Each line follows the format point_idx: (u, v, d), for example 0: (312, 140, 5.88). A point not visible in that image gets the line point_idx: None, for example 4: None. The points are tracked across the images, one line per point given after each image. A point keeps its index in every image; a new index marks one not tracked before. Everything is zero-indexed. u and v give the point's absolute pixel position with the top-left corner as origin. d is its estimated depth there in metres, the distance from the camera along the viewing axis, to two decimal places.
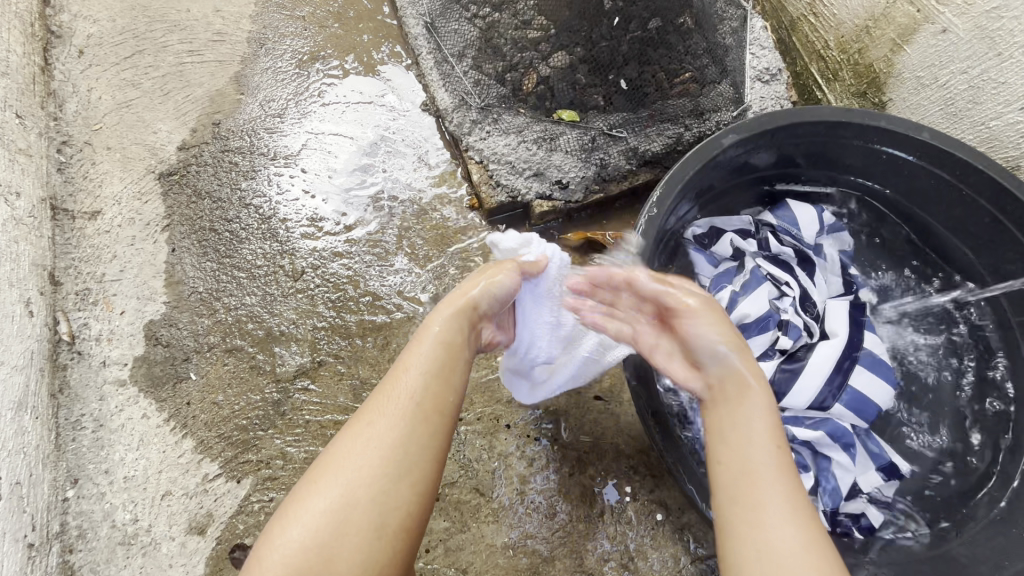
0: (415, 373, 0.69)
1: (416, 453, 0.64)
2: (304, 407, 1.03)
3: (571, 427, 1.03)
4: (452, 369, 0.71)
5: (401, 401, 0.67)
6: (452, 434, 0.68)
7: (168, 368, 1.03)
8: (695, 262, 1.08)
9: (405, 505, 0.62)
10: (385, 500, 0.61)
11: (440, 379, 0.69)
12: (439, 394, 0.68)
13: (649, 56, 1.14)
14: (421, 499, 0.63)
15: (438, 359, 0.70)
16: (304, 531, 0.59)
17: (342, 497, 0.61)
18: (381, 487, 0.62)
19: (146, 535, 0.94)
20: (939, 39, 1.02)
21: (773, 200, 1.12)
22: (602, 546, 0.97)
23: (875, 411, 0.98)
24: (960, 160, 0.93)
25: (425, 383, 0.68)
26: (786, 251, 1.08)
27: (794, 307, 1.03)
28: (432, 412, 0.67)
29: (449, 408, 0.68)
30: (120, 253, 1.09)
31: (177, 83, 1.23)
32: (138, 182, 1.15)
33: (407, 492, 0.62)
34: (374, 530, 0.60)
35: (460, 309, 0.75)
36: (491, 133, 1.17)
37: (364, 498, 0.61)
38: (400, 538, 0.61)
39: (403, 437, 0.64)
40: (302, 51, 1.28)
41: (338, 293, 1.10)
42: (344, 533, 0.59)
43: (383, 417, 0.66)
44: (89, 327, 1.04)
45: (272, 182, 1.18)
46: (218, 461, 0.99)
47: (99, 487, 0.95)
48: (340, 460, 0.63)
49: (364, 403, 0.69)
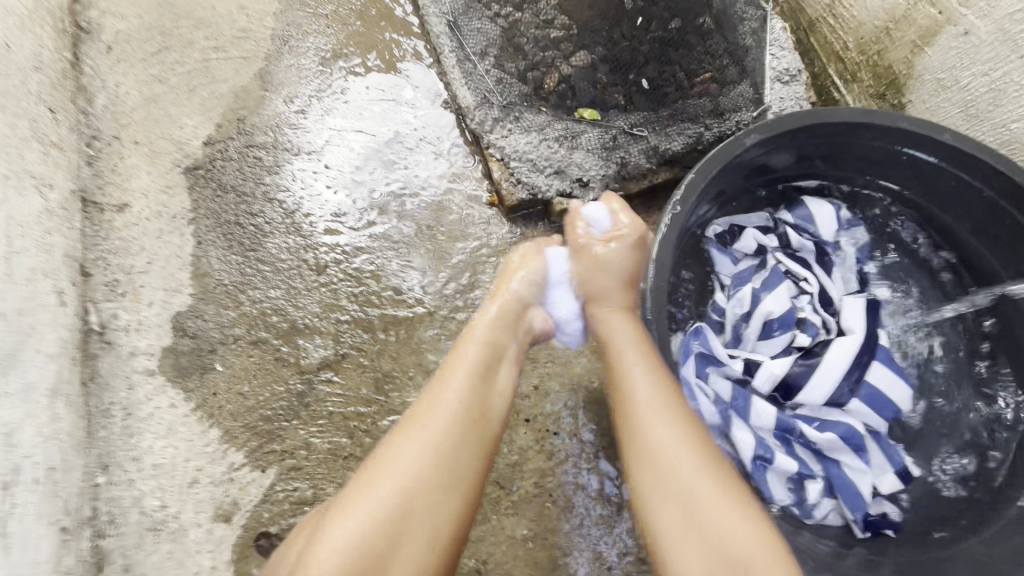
0: (463, 378, 0.79)
1: (461, 459, 0.73)
2: (327, 399, 1.05)
3: (590, 422, 1.04)
4: (495, 377, 0.82)
5: (450, 406, 0.75)
6: (495, 439, 0.78)
7: (194, 359, 1.05)
8: (716, 260, 1.09)
9: (452, 514, 0.70)
10: (437, 509, 0.69)
11: (482, 386, 0.79)
12: (485, 403, 0.78)
13: (670, 56, 1.17)
14: (467, 506, 0.72)
15: (482, 365, 0.82)
16: (350, 535, 0.65)
17: (393, 502, 0.67)
18: (429, 495, 0.69)
19: (174, 521, 0.96)
20: (962, 41, 1.03)
21: (790, 200, 1.12)
22: (620, 541, 0.99)
23: (891, 408, 0.99)
24: (981, 161, 0.93)
25: (469, 389, 0.78)
26: (806, 247, 1.08)
27: (812, 305, 1.04)
28: (479, 419, 0.76)
29: (492, 417, 0.78)
30: (148, 246, 1.11)
31: (203, 79, 1.24)
32: (165, 176, 1.17)
33: (457, 499, 0.71)
34: (423, 541, 0.68)
35: (510, 299, 0.92)
36: (512, 131, 1.18)
37: (414, 507, 0.68)
38: (445, 544, 0.70)
39: (452, 444, 0.72)
40: (325, 49, 1.29)
41: (360, 287, 1.12)
42: (394, 540, 0.66)
43: (435, 422, 0.74)
44: (118, 318, 1.06)
45: (296, 177, 1.20)
46: (244, 450, 1.01)
47: (128, 473, 0.98)
48: (392, 466, 0.70)
49: (414, 408, 0.76)
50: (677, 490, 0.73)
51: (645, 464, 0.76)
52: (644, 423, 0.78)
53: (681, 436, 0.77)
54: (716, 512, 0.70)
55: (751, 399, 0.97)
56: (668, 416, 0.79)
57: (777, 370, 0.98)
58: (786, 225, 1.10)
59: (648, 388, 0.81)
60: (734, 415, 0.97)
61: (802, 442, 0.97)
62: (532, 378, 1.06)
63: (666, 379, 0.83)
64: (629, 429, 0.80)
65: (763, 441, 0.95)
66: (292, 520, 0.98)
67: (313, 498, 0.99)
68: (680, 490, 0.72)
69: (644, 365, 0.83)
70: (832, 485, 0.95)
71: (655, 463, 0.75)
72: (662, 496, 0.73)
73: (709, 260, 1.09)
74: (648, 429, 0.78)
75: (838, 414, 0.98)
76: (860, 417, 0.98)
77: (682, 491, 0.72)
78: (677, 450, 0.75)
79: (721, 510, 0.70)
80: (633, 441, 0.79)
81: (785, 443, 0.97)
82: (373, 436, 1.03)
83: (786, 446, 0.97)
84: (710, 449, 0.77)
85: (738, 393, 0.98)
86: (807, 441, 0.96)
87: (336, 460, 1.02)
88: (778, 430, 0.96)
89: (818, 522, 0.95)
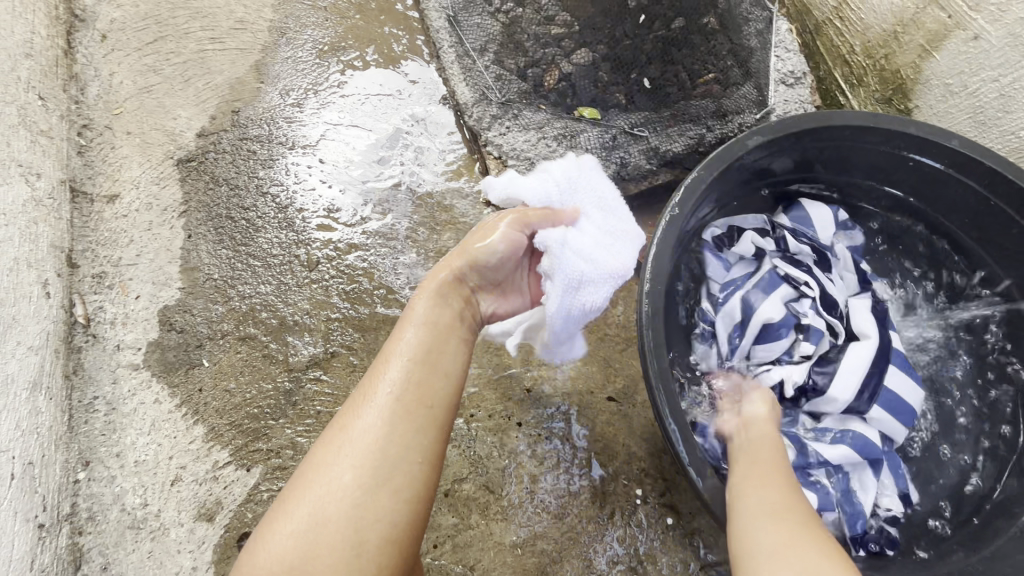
0: (398, 365, 0.69)
1: (395, 461, 0.63)
2: (315, 398, 1.03)
3: (583, 426, 1.02)
4: (440, 359, 0.71)
5: (384, 399, 0.66)
6: (442, 427, 0.68)
7: (181, 354, 1.03)
8: (710, 266, 1.04)
9: (388, 514, 0.61)
10: (364, 512, 0.60)
11: (423, 370, 0.69)
12: (423, 389, 0.68)
13: (673, 55, 1.16)
14: (403, 506, 0.63)
15: (423, 348, 0.71)
16: (279, 546, 0.59)
17: (317, 508, 0.60)
18: (358, 499, 0.61)
19: (155, 520, 0.94)
20: (971, 45, 1.01)
21: (785, 201, 1.10)
22: (611, 548, 0.96)
23: (912, 413, 0.96)
24: (988, 168, 0.91)
25: (406, 376, 0.68)
26: (804, 250, 1.05)
27: (815, 309, 1.00)
28: (415, 407, 0.67)
29: (434, 402, 0.68)
30: (136, 238, 1.09)
31: (198, 70, 1.22)
32: (157, 167, 1.15)
33: (388, 499, 0.62)
34: (351, 547, 0.59)
35: (464, 272, 0.79)
36: (510, 128, 1.15)
37: (338, 513, 0.60)
38: (385, 549, 0.61)
39: (383, 441, 0.64)
40: (323, 41, 1.27)
41: (352, 285, 1.10)
42: (317, 550, 0.58)
43: (362, 421, 0.65)
44: (104, 311, 1.04)
45: (290, 171, 1.17)
46: (229, 449, 0.99)
47: (109, 470, 0.95)
48: (316, 476, 0.63)
49: (344, 410, 0.68)
50: (769, 511, 0.70)
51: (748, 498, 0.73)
52: (754, 481, 0.76)
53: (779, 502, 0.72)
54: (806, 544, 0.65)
55: None
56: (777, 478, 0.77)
57: (795, 376, 0.97)
58: (784, 229, 1.06)
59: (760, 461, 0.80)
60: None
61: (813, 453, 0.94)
62: (526, 380, 1.04)
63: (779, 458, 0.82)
64: (738, 484, 0.77)
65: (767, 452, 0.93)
66: None
67: None
68: (775, 519, 0.69)
69: (772, 451, 0.82)
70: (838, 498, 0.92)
71: (759, 502, 0.72)
72: (763, 523, 0.69)
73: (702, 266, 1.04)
74: (751, 492, 0.74)
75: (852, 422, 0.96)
76: (880, 424, 0.96)
77: (777, 522, 0.68)
78: (775, 494, 0.73)
79: (792, 551, 0.64)
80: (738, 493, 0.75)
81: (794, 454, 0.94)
82: None
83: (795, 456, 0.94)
84: (799, 507, 0.72)
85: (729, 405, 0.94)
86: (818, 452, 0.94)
87: None
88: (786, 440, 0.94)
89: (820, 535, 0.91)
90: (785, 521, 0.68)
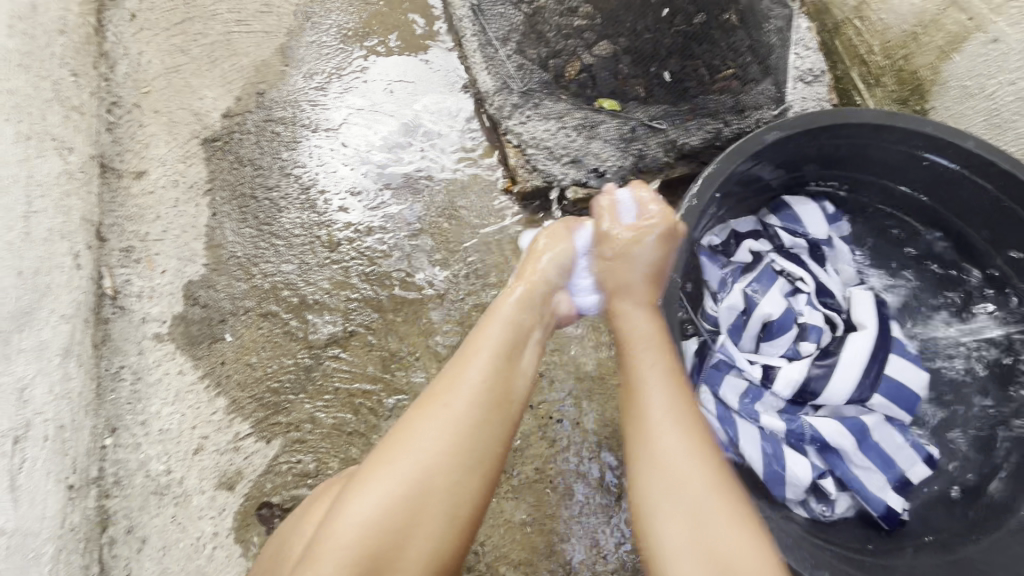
0: (483, 360, 0.76)
1: (482, 441, 0.71)
2: (334, 374, 1.06)
3: (594, 412, 1.04)
4: (517, 360, 0.79)
5: (473, 388, 0.73)
6: (517, 421, 0.75)
7: (204, 328, 1.06)
8: (706, 269, 1.06)
9: (473, 495, 0.69)
10: (457, 489, 0.68)
11: (506, 365, 0.77)
12: (508, 384, 0.76)
13: (693, 50, 1.16)
14: (485, 487, 0.71)
15: (506, 343, 0.79)
16: (370, 508, 0.66)
17: (416, 478, 0.67)
18: (452, 475, 0.68)
19: (178, 486, 0.98)
20: (990, 47, 1.06)
21: (775, 200, 1.10)
22: (619, 530, 0.99)
23: (911, 399, 0.99)
24: (1006, 170, 0.91)
25: (493, 369, 0.75)
26: (799, 244, 1.09)
27: (810, 304, 1.05)
28: (501, 401, 0.74)
29: (515, 399, 0.75)
30: (163, 214, 1.12)
31: (224, 52, 1.24)
32: (183, 146, 1.17)
33: (478, 480, 0.70)
34: (445, 518, 0.67)
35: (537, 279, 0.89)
36: (531, 117, 1.18)
37: (437, 485, 0.68)
38: (466, 527, 0.69)
39: (474, 424, 0.71)
40: (347, 27, 1.29)
41: (372, 267, 1.12)
42: (416, 517, 0.66)
43: (455, 401, 0.72)
44: (132, 284, 1.07)
45: (313, 154, 1.20)
46: (249, 421, 1.02)
47: (135, 437, 0.99)
48: (409, 447, 0.69)
49: (427, 390, 0.74)
50: (670, 495, 0.69)
51: (653, 477, 0.71)
52: (653, 442, 0.73)
53: (726, 518, 0.68)
54: (700, 517, 0.68)
55: (758, 412, 0.97)
56: (679, 427, 0.74)
57: (795, 375, 0.98)
58: (776, 227, 1.09)
59: (683, 455, 0.71)
60: (742, 421, 0.96)
61: (819, 445, 0.97)
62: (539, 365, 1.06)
63: (697, 439, 0.73)
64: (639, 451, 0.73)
65: (776, 449, 0.95)
66: (294, 492, 0.99)
67: (315, 472, 1.01)
68: (681, 499, 0.69)
69: (667, 394, 0.76)
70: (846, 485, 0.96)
71: (659, 474, 0.71)
72: (669, 502, 0.69)
73: (699, 269, 1.06)
74: (695, 515, 0.68)
75: (858, 410, 0.99)
76: (882, 410, 0.99)
77: (688, 507, 0.68)
78: (677, 453, 0.71)
79: (702, 526, 0.67)
80: (659, 488, 0.70)
81: (798, 447, 0.97)
82: (378, 415, 1.04)
83: (796, 449, 0.97)
84: (712, 462, 0.72)
85: (739, 404, 0.97)
86: (823, 444, 0.96)
87: (340, 435, 1.03)
88: (790, 434, 0.97)
89: (836, 517, 0.96)
90: (694, 494, 0.69)
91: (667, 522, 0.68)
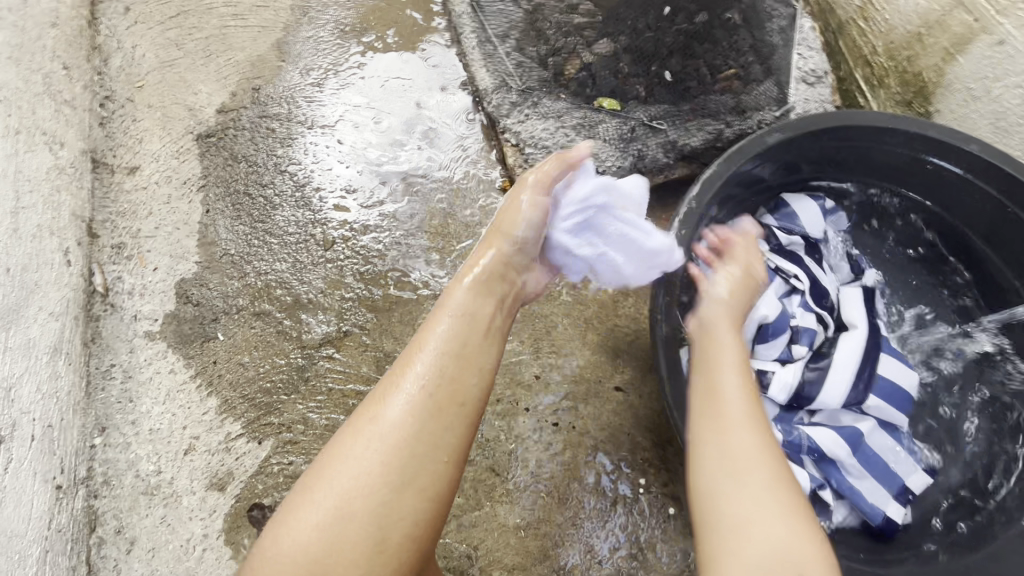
0: (428, 357, 0.68)
1: (425, 450, 0.63)
2: (327, 374, 1.04)
3: (589, 415, 1.03)
4: (471, 353, 0.70)
5: (414, 389, 0.65)
6: (472, 425, 0.67)
7: (196, 327, 1.05)
8: None
9: (412, 514, 0.62)
10: (388, 511, 0.61)
11: (456, 364, 0.68)
12: (457, 384, 0.67)
13: (694, 50, 1.13)
14: (429, 505, 0.63)
15: (453, 341, 0.69)
16: (306, 536, 0.59)
17: (338, 507, 0.60)
18: (384, 498, 0.61)
19: (168, 486, 0.96)
20: (996, 49, 1.01)
21: (777, 200, 1.08)
22: (613, 535, 0.98)
23: (906, 399, 0.98)
24: (1011, 173, 0.90)
25: (437, 368, 0.67)
26: (795, 242, 1.06)
27: (803, 305, 1.02)
28: (447, 404, 0.66)
29: (467, 400, 0.67)
30: (155, 211, 1.11)
31: (219, 46, 1.23)
32: (176, 142, 1.15)
33: (420, 504, 0.62)
34: (375, 548, 0.60)
35: (496, 255, 0.78)
36: (529, 116, 1.17)
37: (363, 508, 0.60)
38: (408, 546, 0.61)
39: (413, 433, 0.63)
40: (345, 22, 1.27)
41: (367, 266, 1.11)
42: (343, 542, 0.59)
43: (390, 409, 0.65)
44: (123, 281, 1.06)
45: (308, 150, 1.18)
46: (241, 421, 1.01)
47: (125, 437, 0.98)
48: (338, 463, 0.62)
49: (363, 405, 0.67)
50: (730, 466, 0.64)
51: (706, 441, 0.67)
52: (720, 417, 0.68)
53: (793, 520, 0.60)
54: (754, 504, 0.61)
55: None
56: (750, 419, 0.67)
57: (790, 379, 0.97)
58: (772, 226, 1.07)
59: (755, 450, 0.65)
60: None
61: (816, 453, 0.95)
62: (534, 367, 1.05)
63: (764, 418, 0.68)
64: (703, 424, 0.68)
65: None
66: (286, 493, 0.97)
67: None
68: (741, 479, 0.63)
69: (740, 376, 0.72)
70: (844, 493, 0.94)
71: (720, 451, 0.65)
72: (730, 480, 0.63)
73: None
74: (739, 489, 0.62)
75: (853, 414, 0.97)
76: (877, 413, 0.98)
77: (744, 491, 0.62)
78: (745, 435, 0.66)
79: (752, 513, 0.60)
80: (714, 457, 0.65)
81: (794, 458, 0.95)
82: None
83: (794, 460, 0.95)
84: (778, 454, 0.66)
85: None
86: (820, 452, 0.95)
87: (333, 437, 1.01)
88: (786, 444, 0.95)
89: (836, 526, 0.95)
90: (760, 470, 0.63)
91: (727, 497, 0.62)
